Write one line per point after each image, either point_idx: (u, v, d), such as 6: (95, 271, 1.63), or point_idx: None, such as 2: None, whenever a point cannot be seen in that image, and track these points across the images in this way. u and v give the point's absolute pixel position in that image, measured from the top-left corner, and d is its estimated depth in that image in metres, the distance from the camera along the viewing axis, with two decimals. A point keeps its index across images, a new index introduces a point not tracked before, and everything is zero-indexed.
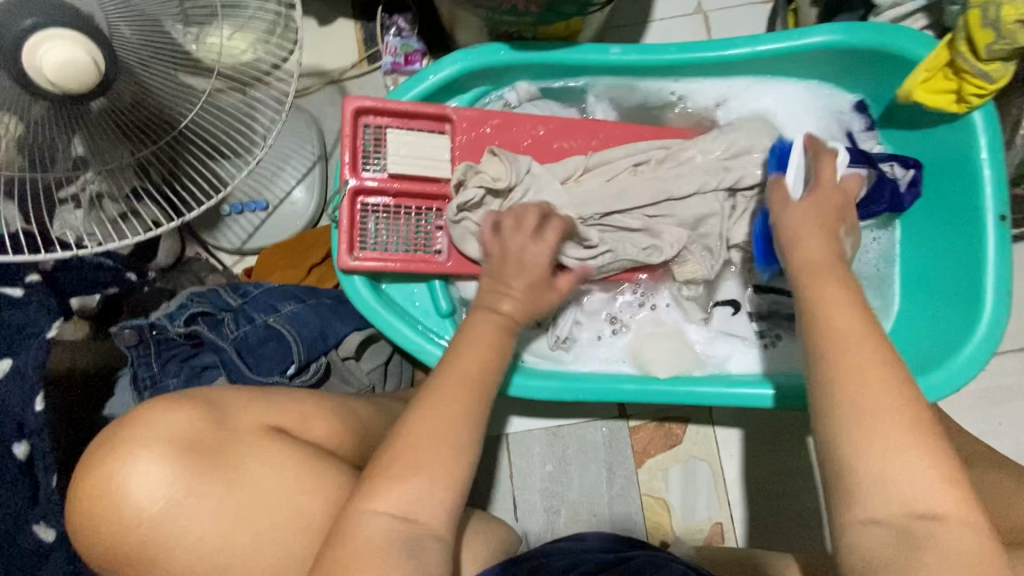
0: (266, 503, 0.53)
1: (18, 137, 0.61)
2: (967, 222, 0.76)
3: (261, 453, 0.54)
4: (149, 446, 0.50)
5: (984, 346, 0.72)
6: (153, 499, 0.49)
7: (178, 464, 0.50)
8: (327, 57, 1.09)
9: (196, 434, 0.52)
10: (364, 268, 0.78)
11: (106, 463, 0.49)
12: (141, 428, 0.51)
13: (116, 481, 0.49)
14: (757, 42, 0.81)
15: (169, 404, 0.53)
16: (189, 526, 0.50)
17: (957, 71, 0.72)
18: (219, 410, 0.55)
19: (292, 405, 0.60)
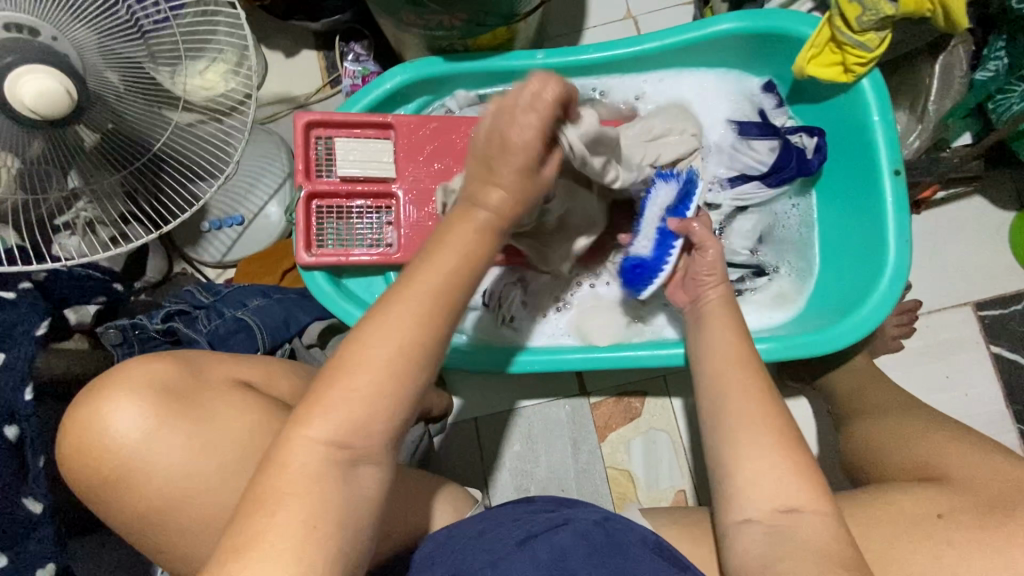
0: (229, 440, 0.58)
1: (19, 169, 0.73)
2: (868, 180, 0.83)
3: (228, 400, 0.60)
4: (127, 391, 0.56)
5: (889, 292, 0.78)
6: (130, 434, 0.56)
7: (153, 404, 0.56)
8: (293, 84, 1.20)
9: (171, 382, 0.59)
10: (321, 263, 0.87)
11: (89, 405, 0.56)
12: (120, 377, 0.57)
13: (96, 419, 0.55)
14: (664, 36, 0.90)
15: (145, 358, 0.59)
16: (160, 458, 0.56)
17: (839, 44, 0.80)
18: (194, 363, 0.62)
19: (253, 368, 0.66)
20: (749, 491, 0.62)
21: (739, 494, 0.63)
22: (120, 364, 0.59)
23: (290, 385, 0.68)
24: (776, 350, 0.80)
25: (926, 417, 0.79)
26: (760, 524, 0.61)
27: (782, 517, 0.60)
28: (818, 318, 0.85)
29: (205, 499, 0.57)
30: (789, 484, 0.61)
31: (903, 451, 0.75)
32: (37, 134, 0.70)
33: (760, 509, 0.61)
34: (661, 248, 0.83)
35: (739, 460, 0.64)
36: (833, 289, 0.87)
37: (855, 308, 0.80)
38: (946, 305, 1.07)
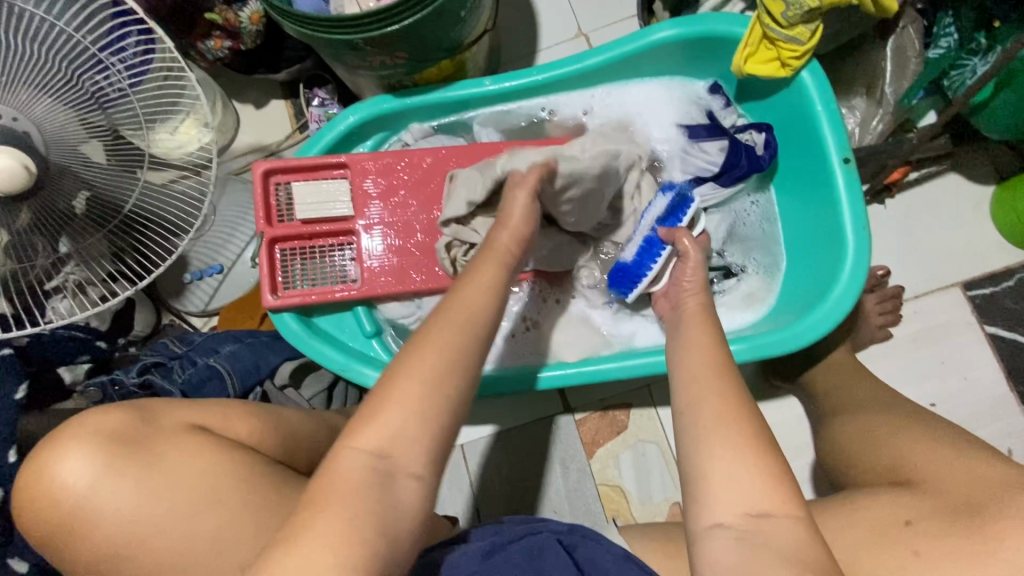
0: (182, 485, 0.62)
1: (4, 241, 0.77)
2: (820, 171, 0.82)
3: (180, 446, 0.64)
4: (80, 442, 0.61)
5: (852, 282, 0.76)
6: (80, 483, 0.60)
7: (102, 453, 0.61)
8: (264, 134, 1.25)
9: (121, 431, 0.63)
10: (288, 304, 0.89)
11: (46, 457, 0.60)
12: (75, 429, 0.61)
13: (52, 470, 0.60)
14: (603, 51, 0.91)
15: (103, 409, 0.64)
16: (110, 504, 0.60)
17: (772, 41, 0.80)
18: (147, 412, 0.65)
19: (214, 410, 0.70)
20: (710, 495, 0.54)
21: (706, 496, 0.54)
22: (75, 418, 0.63)
23: (250, 433, 0.70)
24: (745, 350, 0.78)
25: (904, 415, 0.77)
26: (731, 530, 0.53)
27: (753, 522, 0.52)
28: (787, 313, 0.84)
29: (160, 543, 0.61)
30: (755, 484, 0.53)
31: (880, 452, 0.73)
32: (19, 207, 0.75)
33: (731, 514, 0.53)
34: (647, 254, 0.81)
35: (694, 460, 0.56)
36: (800, 284, 0.85)
37: (821, 301, 0.78)
38: (934, 287, 1.04)
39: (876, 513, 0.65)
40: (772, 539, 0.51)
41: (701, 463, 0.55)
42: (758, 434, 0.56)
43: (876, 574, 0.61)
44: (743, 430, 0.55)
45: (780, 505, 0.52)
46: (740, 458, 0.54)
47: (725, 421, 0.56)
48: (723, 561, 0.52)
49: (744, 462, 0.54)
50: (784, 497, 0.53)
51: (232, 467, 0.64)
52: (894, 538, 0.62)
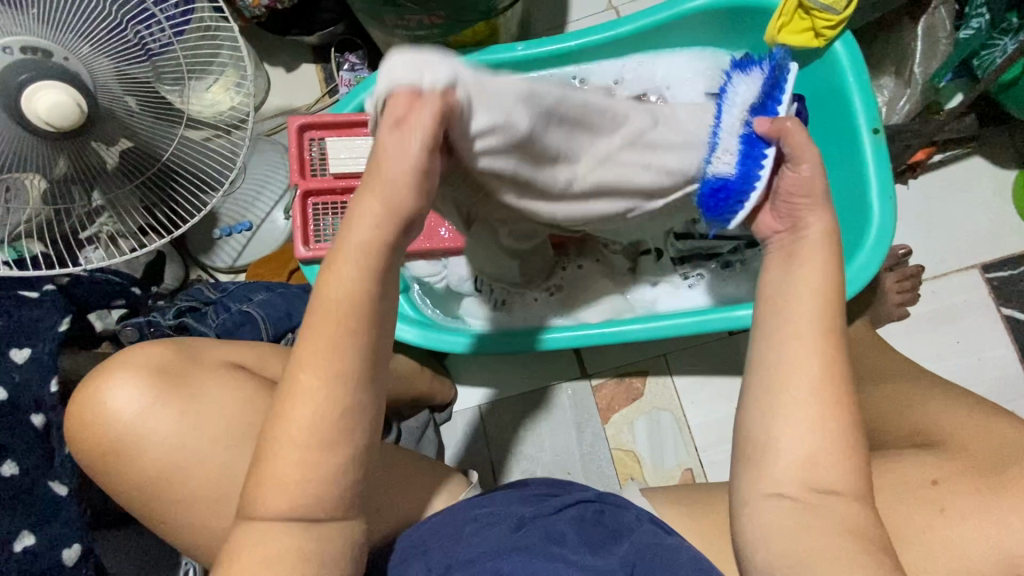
0: (218, 418, 0.63)
1: (44, 188, 0.81)
2: (848, 145, 0.83)
3: (219, 381, 0.65)
4: (125, 374, 0.63)
5: (877, 249, 0.77)
6: (128, 409, 0.62)
7: (146, 383, 0.63)
8: (294, 97, 1.26)
9: (164, 363, 0.65)
10: (318, 256, 0.91)
11: (96, 382, 0.63)
12: (123, 358, 0.64)
13: (99, 397, 0.62)
14: (637, 18, 0.92)
15: (141, 343, 0.66)
16: (153, 432, 0.62)
17: (807, 10, 0.81)
18: (189, 349, 0.67)
19: (250, 351, 0.72)
20: (770, 463, 0.58)
21: (770, 467, 0.58)
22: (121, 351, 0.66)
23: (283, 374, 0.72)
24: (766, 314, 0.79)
25: (925, 385, 0.79)
26: (790, 500, 0.57)
27: (813, 495, 0.56)
28: None
29: (201, 468, 0.62)
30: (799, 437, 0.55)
31: (900, 419, 0.76)
32: (60, 155, 0.78)
33: (790, 484, 0.57)
34: (749, 159, 0.65)
35: (753, 418, 0.59)
36: None
37: (842, 271, 0.79)
38: (952, 268, 1.05)
39: (896, 472, 0.67)
40: (831, 514, 0.56)
41: (760, 427, 0.59)
42: (826, 411, 0.57)
43: (897, 526, 0.63)
44: (802, 392, 0.57)
45: (844, 482, 0.57)
46: (790, 413, 0.57)
47: (778, 384, 0.58)
48: (782, 524, 0.56)
49: (784, 418, 0.57)
50: (832, 462, 0.56)
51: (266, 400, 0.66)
52: (912, 491, 0.65)
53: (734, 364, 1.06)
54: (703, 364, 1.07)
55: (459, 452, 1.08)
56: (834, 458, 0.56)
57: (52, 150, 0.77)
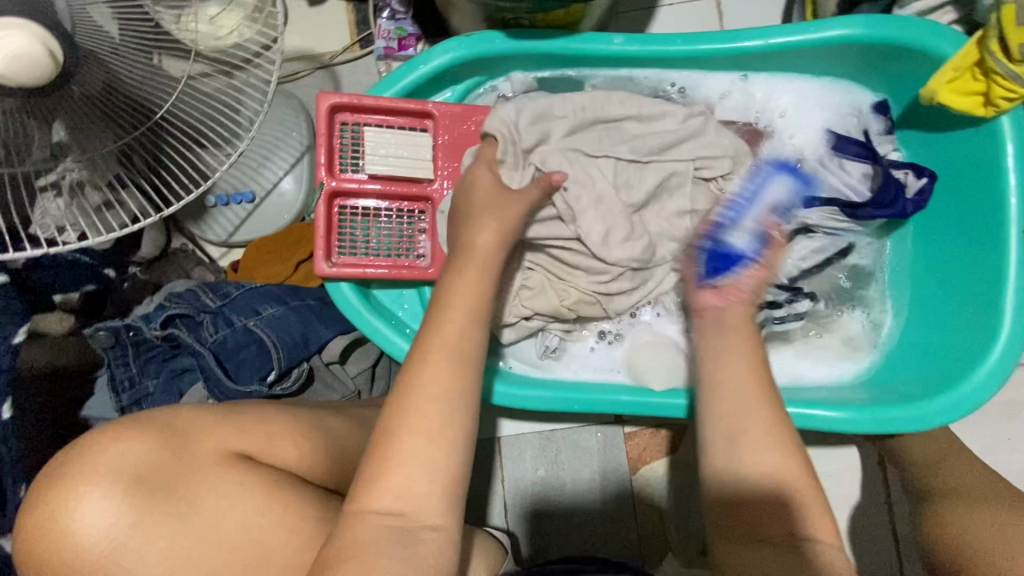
0: (218, 536, 0.53)
1: None
2: (989, 236, 0.72)
3: (219, 485, 0.54)
4: (97, 482, 0.49)
5: (1005, 361, 0.68)
6: (97, 538, 0.49)
7: (121, 506, 0.49)
8: (316, 39, 1.03)
9: (147, 468, 0.52)
10: (342, 274, 0.75)
11: (56, 502, 0.49)
12: (91, 466, 0.50)
13: (60, 516, 0.48)
14: (770, 34, 0.76)
15: (122, 434, 0.52)
16: (134, 564, 0.49)
17: (986, 71, 0.66)
18: (178, 435, 0.55)
19: (257, 432, 0.60)
20: None
21: None
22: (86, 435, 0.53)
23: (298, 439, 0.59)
24: (863, 423, 0.69)
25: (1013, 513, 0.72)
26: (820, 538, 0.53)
27: None
28: (910, 382, 0.74)
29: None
30: None
31: (986, 539, 0.67)
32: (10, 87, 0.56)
33: None
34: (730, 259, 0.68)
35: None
36: (925, 355, 0.76)
37: (951, 382, 0.69)
38: None
39: None
40: None
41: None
42: None
43: None
44: None
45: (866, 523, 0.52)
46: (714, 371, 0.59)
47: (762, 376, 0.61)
48: None
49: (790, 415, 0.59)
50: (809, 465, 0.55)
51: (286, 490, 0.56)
52: None
53: None
54: None
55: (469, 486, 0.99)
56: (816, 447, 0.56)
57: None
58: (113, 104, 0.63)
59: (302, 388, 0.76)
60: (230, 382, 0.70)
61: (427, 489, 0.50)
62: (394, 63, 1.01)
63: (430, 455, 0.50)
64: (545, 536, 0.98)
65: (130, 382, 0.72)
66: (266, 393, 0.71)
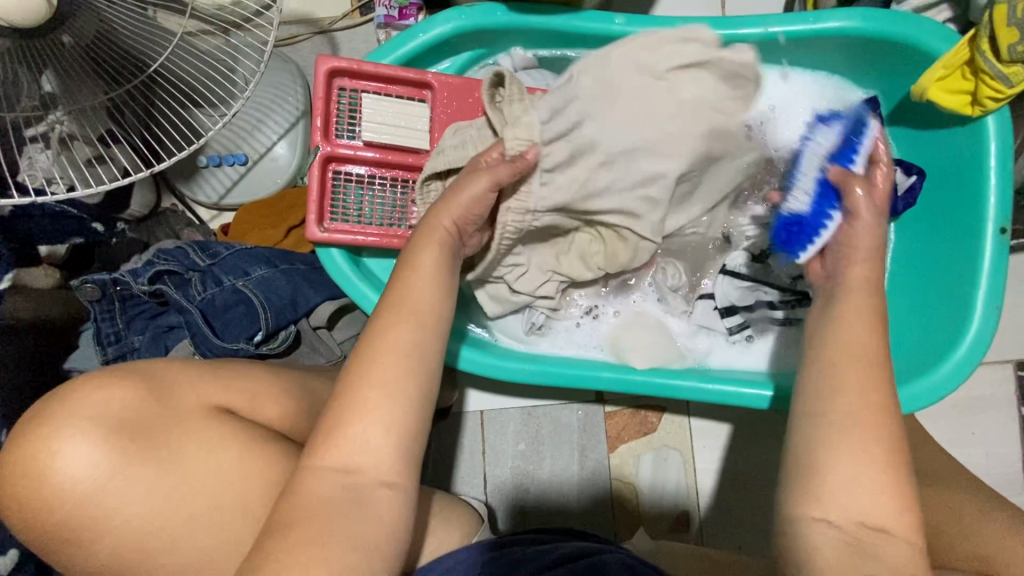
0: (198, 486, 0.53)
1: None
2: (969, 235, 0.74)
3: (202, 435, 0.55)
4: (81, 423, 0.50)
5: (971, 355, 0.70)
6: (78, 480, 0.49)
7: (109, 448, 0.50)
8: (317, 4, 1.02)
9: (131, 418, 0.52)
10: (334, 240, 0.76)
11: (34, 444, 0.49)
12: (71, 411, 0.50)
13: (41, 455, 0.49)
14: (769, 22, 0.76)
15: (105, 385, 0.52)
16: (115, 511, 0.50)
17: (975, 71, 0.68)
18: (162, 387, 0.55)
19: (242, 388, 0.60)
20: None
21: None
22: (71, 381, 0.53)
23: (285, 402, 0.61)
24: None
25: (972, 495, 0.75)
26: (838, 529, 0.49)
27: None
28: (881, 373, 0.77)
29: (181, 548, 0.52)
30: None
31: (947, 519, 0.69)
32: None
33: None
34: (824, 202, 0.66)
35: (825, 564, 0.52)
36: (897, 348, 0.78)
37: (924, 370, 0.72)
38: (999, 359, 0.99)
39: None
40: None
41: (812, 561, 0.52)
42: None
43: None
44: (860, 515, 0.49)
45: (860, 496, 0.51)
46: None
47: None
48: None
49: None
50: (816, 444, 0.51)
51: (266, 444, 0.57)
52: None
53: (758, 417, 1.00)
54: (719, 411, 1.00)
55: (450, 457, 1.01)
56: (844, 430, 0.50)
57: None
58: (105, 56, 0.62)
59: (289, 350, 0.77)
60: (217, 339, 0.71)
61: (399, 457, 0.50)
62: (394, 32, 1.00)
63: (405, 413, 0.51)
64: (522, 508, 1.00)
65: (116, 336, 0.72)
66: (253, 352, 0.72)
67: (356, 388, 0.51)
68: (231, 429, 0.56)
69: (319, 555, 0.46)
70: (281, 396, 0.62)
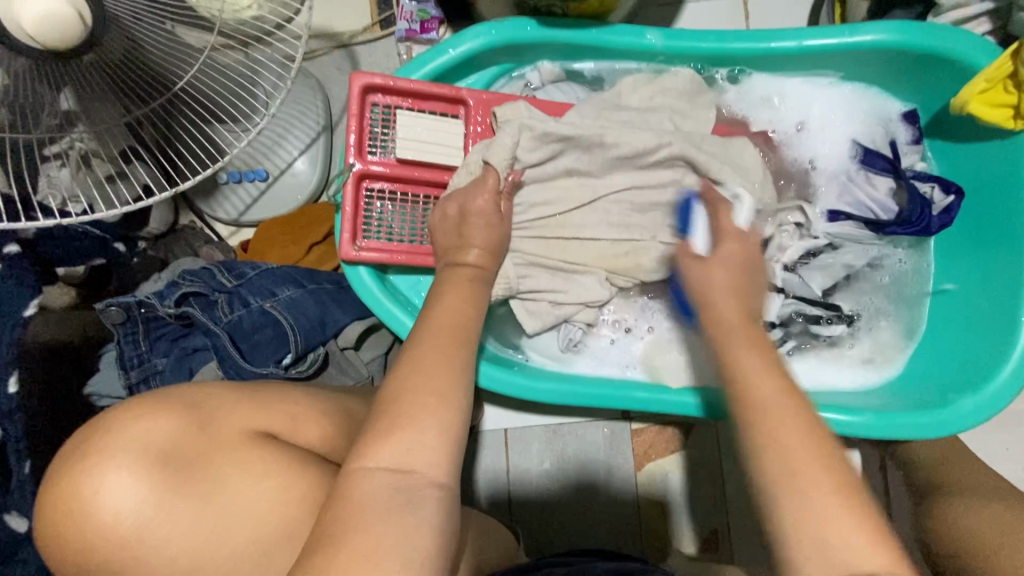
0: (234, 519, 0.51)
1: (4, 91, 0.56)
2: (1015, 251, 0.72)
3: (238, 463, 0.53)
4: (121, 459, 0.47)
5: (1021, 372, 0.68)
6: (122, 518, 0.46)
7: (155, 479, 0.48)
8: (336, 18, 1.01)
9: (174, 445, 0.50)
10: (368, 258, 0.74)
11: (78, 477, 0.46)
12: (115, 440, 0.48)
13: (79, 491, 0.46)
14: (803, 36, 0.75)
15: (145, 411, 0.50)
16: (156, 547, 0.48)
17: (1019, 84, 0.67)
18: (202, 414, 0.53)
19: (277, 412, 0.58)
20: None
21: None
22: (109, 413, 0.50)
23: (314, 429, 0.60)
24: (880, 428, 0.69)
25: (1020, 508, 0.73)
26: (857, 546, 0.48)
27: None
28: (921, 391, 0.75)
29: None
30: None
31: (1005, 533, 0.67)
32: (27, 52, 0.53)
33: None
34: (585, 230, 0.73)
35: None
36: (940, 365, 0.77)
37: (966, 392, 0.70)
38: None
39: None
40: None
41: None
42: None
43: None
44: None
45: None
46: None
47: None
48: None
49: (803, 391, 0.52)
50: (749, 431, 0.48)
51: (300, 476, 0.55)
52: None
53: None
54: None
55: (476, 478, 0.99)
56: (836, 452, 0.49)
57: (11, 51, 0.52)
58: (132, 75, 0.61)
59: (317, 373, 0.75)
60: (246, 363, 0.69)
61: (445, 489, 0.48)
62: (415, 46, 0.99)
63: (452, 442, 0.49)
64: (550, 529, 0.97)
65: (139, 359, 0.70)
66: (282, 376, 0.70)
67: (389, 418, 0.47)
68: (265, 460, 0.54)
69: (369, 558, 0.41)
70: (311, 422, 0.60)
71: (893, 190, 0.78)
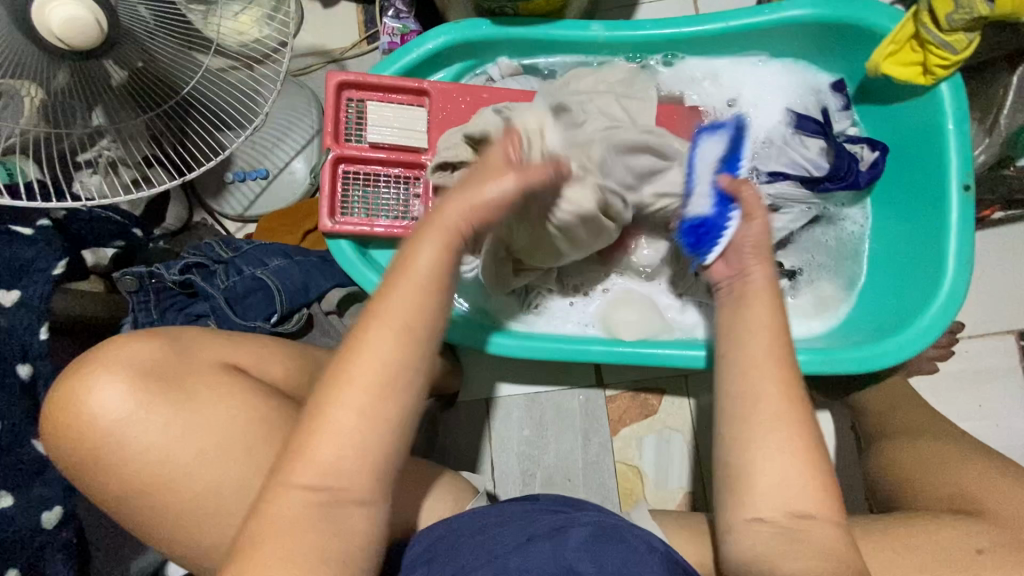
0: (211, 431, 0.58)
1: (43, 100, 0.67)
2: (936, 198, 0.77)
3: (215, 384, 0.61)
4: (109, 370, 0.57)
5: (947, 308, 0.72)
6: (110, 415, 0.56)
7: (136, 387, 0.57)
8: (329, 37, 1.14)
9: (158, 361, 0.59)
10: (344, 231, 0.84)
11: (76, 381, 0.56)
12: (108, 357, 0.58)
13: (81, 394, 0.56)
14: (728, 17, 0.84)
15: (134, 335, 0.60)
16: (136, 440, 0.56)
17: (922, 43, 0.74)
18: (181, 344, 0.62)
19: (249, 350, 0.67)
20: None
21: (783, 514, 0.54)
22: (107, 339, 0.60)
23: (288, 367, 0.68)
24: (814, 365, 0.74)
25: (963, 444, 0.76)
26: (771, 524, 0.53)
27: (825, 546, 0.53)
28: (859, 334, 0.80)
29: (188, 488, 0.57)
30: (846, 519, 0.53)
31: (933, 468, 0.73)
32: (63, 66, 0.64)
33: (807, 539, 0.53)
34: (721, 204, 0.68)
35: (794, 487, 0.54)
36: (878, 310, 0.81)
37: (897, 330, 0.74)
38: (990, 330, 1.00)
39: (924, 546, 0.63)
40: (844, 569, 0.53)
41: None
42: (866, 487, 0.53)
43: None
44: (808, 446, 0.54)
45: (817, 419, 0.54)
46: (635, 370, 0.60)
47: None
48: None
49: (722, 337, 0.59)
50: None
51: (272, 400, 0.62)
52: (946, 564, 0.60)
53: None
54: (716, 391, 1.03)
55: (460, 445, 1.05)
56: (737, 392, 0.56)
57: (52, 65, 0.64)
58: (148, 86, 0.72)
59: (301, 331, 0.86)
60: (236, 316, 0.79)
61: None
62: None
63: None
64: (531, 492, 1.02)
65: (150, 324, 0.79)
66: (269, 331, 0.80)
67: None
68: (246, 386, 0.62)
69: None
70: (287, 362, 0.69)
71: (821, 148, 0.85)
